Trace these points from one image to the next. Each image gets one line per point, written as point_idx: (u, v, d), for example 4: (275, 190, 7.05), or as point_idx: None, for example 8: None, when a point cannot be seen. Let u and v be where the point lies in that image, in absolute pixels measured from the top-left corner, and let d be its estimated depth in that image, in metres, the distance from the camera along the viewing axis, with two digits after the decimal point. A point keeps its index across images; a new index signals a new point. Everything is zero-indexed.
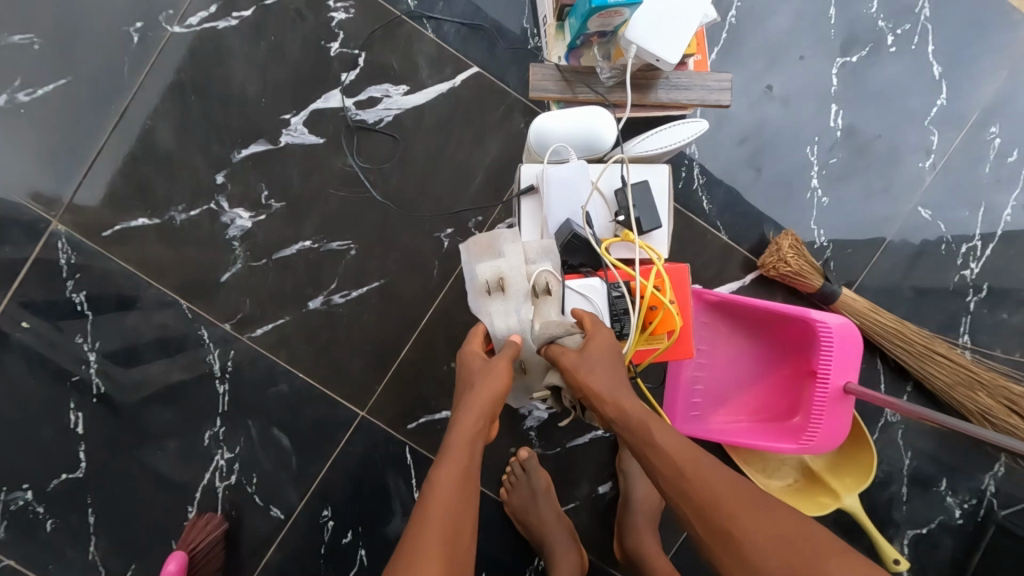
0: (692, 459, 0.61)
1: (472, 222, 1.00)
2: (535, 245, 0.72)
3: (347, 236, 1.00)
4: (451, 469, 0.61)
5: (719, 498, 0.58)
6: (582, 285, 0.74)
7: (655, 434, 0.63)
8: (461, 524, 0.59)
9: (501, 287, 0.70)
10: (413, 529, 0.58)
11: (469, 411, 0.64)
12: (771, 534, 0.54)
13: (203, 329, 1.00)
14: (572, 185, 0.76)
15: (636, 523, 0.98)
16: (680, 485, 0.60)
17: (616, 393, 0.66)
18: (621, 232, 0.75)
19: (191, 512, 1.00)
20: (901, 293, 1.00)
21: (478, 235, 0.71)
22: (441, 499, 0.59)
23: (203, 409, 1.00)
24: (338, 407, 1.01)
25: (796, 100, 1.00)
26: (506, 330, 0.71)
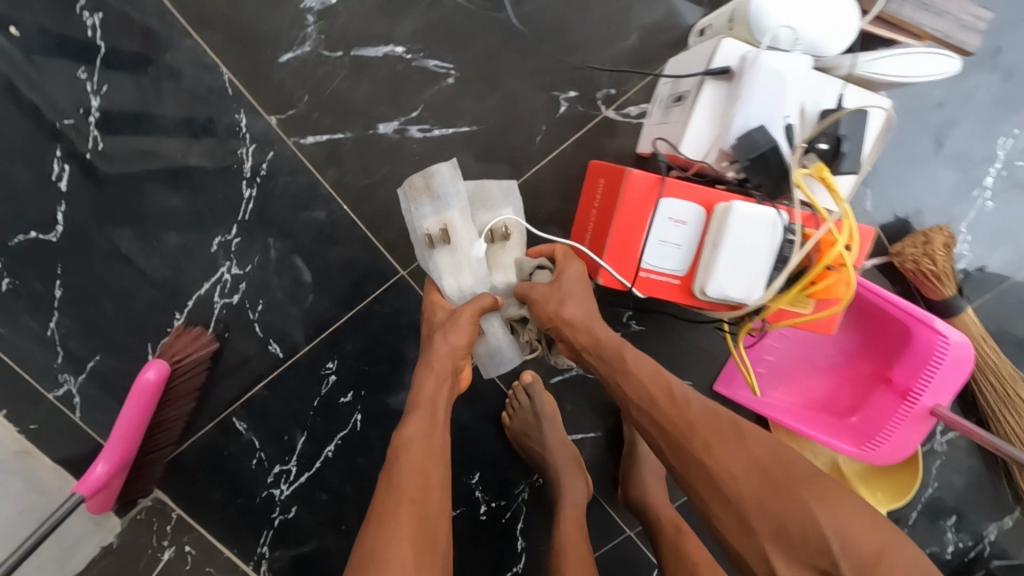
0: (666, 392, 0.65)
1: (601, 92, 0.80)
2: (495, 187, 0.77)
3: (449, 57, 0.79)
4: (418, 425, 0.67)
5: (693, 424, 0.62)
6: (748, 215, 0.57)
7: (627, 361, 0.67)
8: (430, 481, 0.63)
9: (445, 237, 0.74)
10: (387, 492, 0.62)
11: (427, 369, 0.71)
12: (743, 461, 0.59)
13: (241, 114, 0.80)
14: (782, 84, 0.59)
15: (641, 474, 0.90)
16: (653, 412, 0.65)
17: (584, 331, 0.70)
18: (816, 164, 0.59)
19: (178, 321, 0.86)
20: (1014, 331, 0.90)
21: (414, 177, 0.74)
22: (409, 459, 0.64)
23: (219, 209, 0.83)
24: (378, 257, 0.86)
25: (1017, 76, 0.83)
26: (458, 286, 0.76)
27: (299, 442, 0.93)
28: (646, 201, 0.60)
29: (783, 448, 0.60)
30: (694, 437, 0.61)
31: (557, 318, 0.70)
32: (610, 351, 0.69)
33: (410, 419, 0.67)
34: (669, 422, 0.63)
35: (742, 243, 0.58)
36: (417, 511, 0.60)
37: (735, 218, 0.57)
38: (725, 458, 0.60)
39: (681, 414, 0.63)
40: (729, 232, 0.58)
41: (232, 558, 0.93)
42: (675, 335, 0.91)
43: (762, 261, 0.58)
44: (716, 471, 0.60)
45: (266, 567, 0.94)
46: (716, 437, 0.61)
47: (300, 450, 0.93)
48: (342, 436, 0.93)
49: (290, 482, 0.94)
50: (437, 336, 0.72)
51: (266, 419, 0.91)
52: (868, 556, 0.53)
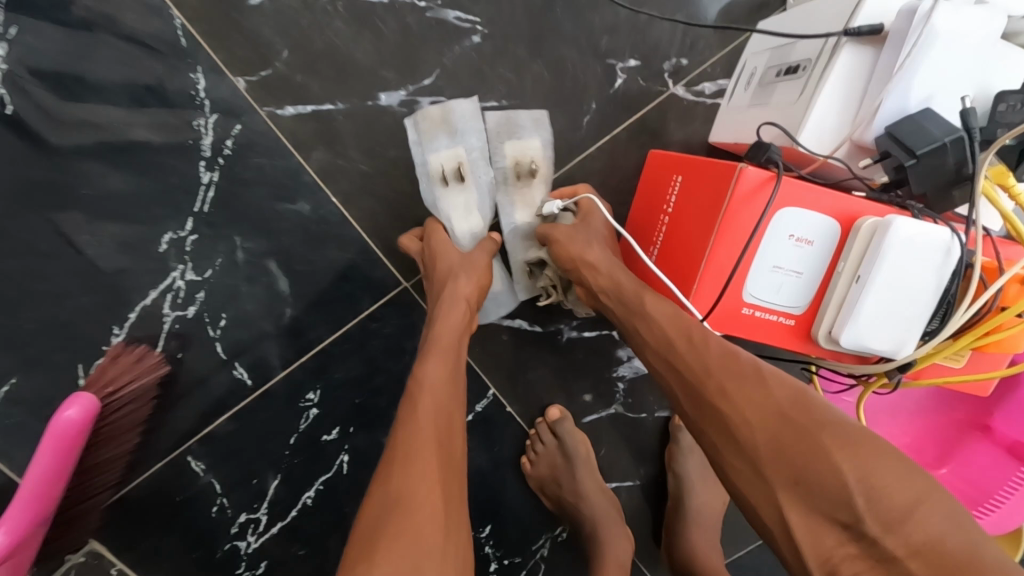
0: (684, 330, 0.45)
1: (669, 63, 0.62)
2: (525, 113, 0.61)
3: (476, 7, 0.60)
4: (437, 367, 0.52)
5: (708, 364, 0.42)
6: (912, 235, 0.40)
7: (646, 300, 0.49)
8: (454, 425, 0.49)
9: (460, 175, 0.60)
10: (401, 428, 0.48)
11: (452, 305, 0.55)
12: (766, 408, 0.38)
13: (201, 73, 0.61)
14: (959, 51, 0.42)
15: (689, 533, 0.74)
16: (667, 354, 0.45)
17: (615, 275, 0.53)
18: (999, 166, 0.42)
19: (115, 337, 0.66)
20: None
21: (429, 107, 0.59)
22: (429, 396, 0.49)
23: (172, 195, 0.64)
24: (376, 263, 0.67)
25: None
26: (471, 231, 0.61)
27: (271, 486, 0.75)
28: (761, 211, 0.42)
29: (808, 390, 0.40)
30: (710, 378, 0.42)
31: (580, 261, 0.55)
32: (631, 297, 0.50)
33: (428, 357, 0.53)
34: (682, 364, 0.44)
35: (900, 276, 0.41)
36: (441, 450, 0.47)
37: (894, 240, 0.40)
38: (744, 404, 0.39)
39: (700, 356, 0.43)
40: (884, 259, 0.40)
41: None
42: None
43: (924, 299, 0.41)
44: (731, 420, 0.39)
45: None
46: (740, 377, 0.41)
47: (272, 496, 0.75)
48: (325, 480, 0.76)
49: (259, 533, 0.76)
50: (446, 293, 0.56)
51: (231, 458, 0.74)
52: (906, 522, 0.32)
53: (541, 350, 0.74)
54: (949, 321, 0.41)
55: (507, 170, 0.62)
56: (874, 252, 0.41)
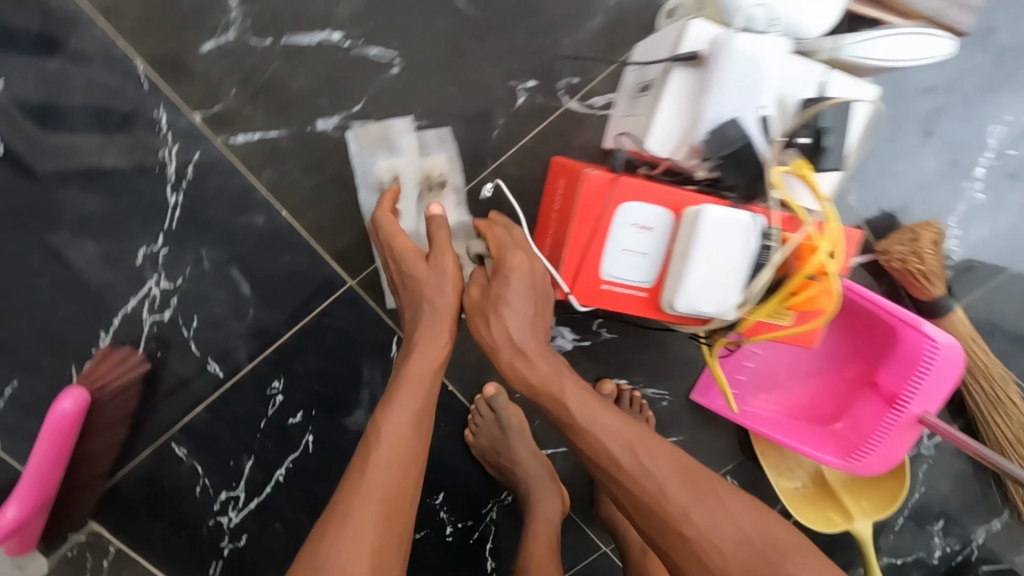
0: (629, 451, 0.57)
1: (563, 81, 0.73)
2: (430, 133, 0.72)
3: (393, 43, 0.71)
4: (404, 419, 0.60)
5: (665, 494, 0.55)
6: (721, 219, 0.51)
7: (571, 401, 0.59)
8: (408, 477, 0.58)
9: (395, 186, 0.72)
10: (355, 482, 0.57)
11: (433, 339, 0.63)
12: (732, 536, 0.54)
13: (162, 109, 0.72)
14: (756, 71, 0.53)
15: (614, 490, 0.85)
16: (620, 477, 0.57)
17: (518, 365, 0.61)
18: (799, 160, 0.53)
19: (102, 341, 0.77)
20: (1003, 329, 0.87)
21: (371, 124, 0.71)
22: (382, 453, 0.58)
23: (143, 215, 0.74)
24: (325, 266, 0.77)
25: (1012, 57, 0.76)
26: (402, 231, 0.73)
27: (246, 466, 0.85)
28: (605, 205, 0.53)
29: (753, 511, 0.55)
30: (672, 506, 0.55)
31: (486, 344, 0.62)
32: (545, 393, 0.60)
33: (397, 398, 0.61)
34: (639, 489, 0.56)
35: (715, 252, 0.51)
36: (385, 505, 0.56)
37: (707, 223, 0.51)
38: (711, 529, 0.54)
39: (654, 481, 0.56)
40: (700, 238, 0.51)
41: None
42: (651, 343, 0.85)
43: (739, 270, 0.52)
44: (700, 549, 0.54)
45: None
46: (698, 505, 0.55)
47: (248, 475, 0.86)
48: (294, 460, 0.86)
49: (239, 509, 0.87)
50: (415, 351, 0.63)
51: (210, 444, 0.84)
52: None
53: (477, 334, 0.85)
54: (759, 280, 0.52)
55: (425, 180, 0.72)
56: (695, 236, 0.51)
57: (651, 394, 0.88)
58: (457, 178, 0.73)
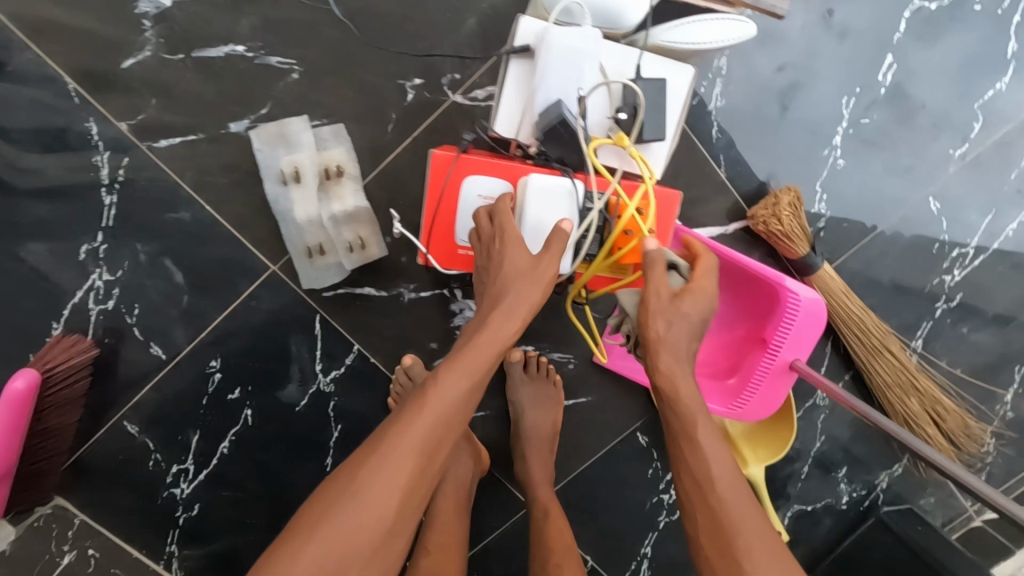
0: (762, 518, 0.54)
1: (446, 78, 0.82)
2: (325, 129, 0.81)
3: (292, 53, 0.80)
4: (457, 390, 0.56)
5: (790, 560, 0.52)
6: (542, 185, 0.60)
7: (701, 432, 0.57)
8: (442, 446, 0.56)
9: (296, 176, 0.80)
10: (394, 434, 0.55)
11: (501, 318, 0.57)
12: None
13: (92, 121, 0.81)
14: (573, 56, 0.61)
15: (524, 449, 0.92)
16: (706, 500, 0.55)
17: (672, 364, 0.58)
18: (619, 133, 0.61)
19: (55, 329, 0.87)
20: (878, 283, 0.94)
21: (268, 124, 0.80)
22: (427, 419, 0.55)
23: (82, 216, 0.84)
24: (248, 253, 0.87)
25: (854, 36, 0.85)
26: (306, 217, 0.82)
27: (193, 440, 0.94)
28: (450, 179, 0.64)
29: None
30: (744, 545, 0.52)
31: (649, 340, 0.57)
32: (686, 411, 0.57)
33: (458, 366, 0.56)
34: (722, 518, 0.54)
35: (543, 215, 0.61)
36: (415, 473, 0.54)
37: (531, 189, 0.61)
38: None
39: (752, 527, 0.53)
40: (528, 203, 0.61)
41: (140, 558, 0.95)
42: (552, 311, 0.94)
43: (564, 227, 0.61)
44: None
45: (178, 565, 0.96)
46: (773, 556, 0.52)
47: (195, 448, 0.95)
48: (236, 432, 0.95)
49: (189, 480, 0.96)
50: (489, 319, 0.57)
51: (160, 420, 0.93)
52: None
53: None
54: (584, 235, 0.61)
55: (323, 170, 0.81)
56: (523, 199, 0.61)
57: (557, 358, 0.98)
58: (353, 167, 0.82)
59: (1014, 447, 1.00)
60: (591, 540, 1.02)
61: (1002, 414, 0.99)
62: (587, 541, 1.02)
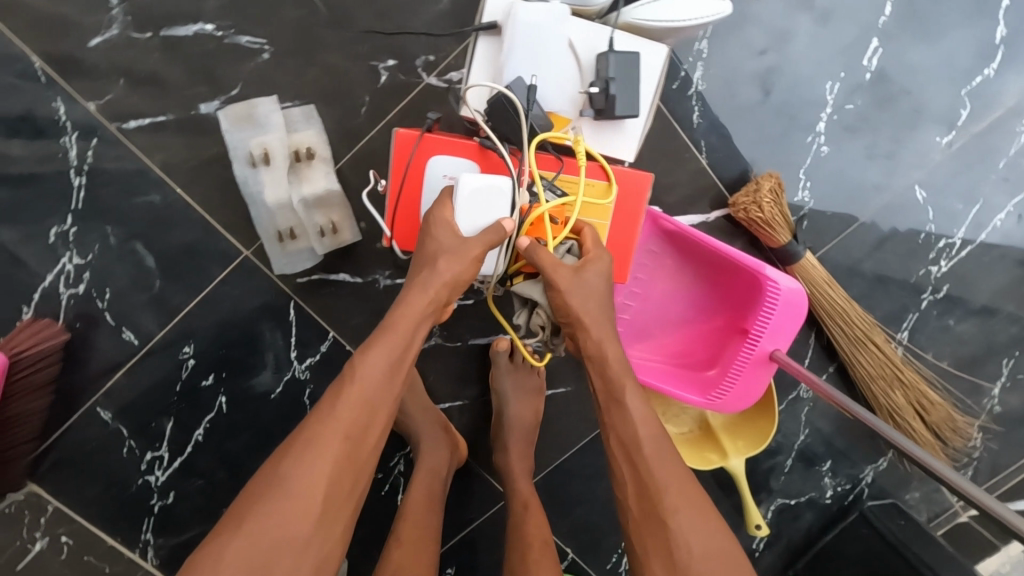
0: (675, 475, 0.62)
1: (420, 60, 0.80)
2: (296, 110, 0.80)
3: (262, 32, 0.79)
4: (380, 361, 0.60)
5: (705, 508, 0.61)
6: (476, 187, 0.59)
7: (627, 395, 0.64)
8: (373, 419, 0.59)
9: (265, 158, 0.79)
10: (323, 413, 0.59)
11: (418, 293, 0.61)
12: (701, 537, 0.59)
13: (60, 102, 0.79)
14: (540, 32, 0.60)
15: (506, 441, 0.91)
16: (633, 460, 0.62)
17: (600, 334, 0.64)
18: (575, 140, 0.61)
19: (26, 314, 0.85)
20: (862, 274, 0.92)
21: (237, 103, 0.79)
22: (354, 394, 0.58)
23: (48, 198, 0.82)
24: (219, 237, 0.85)
25: (837, 18, 0.83)
26: (276, 199, 0.81)
27: (166, 427, 0.93)
28: (414, 157, 0.64)
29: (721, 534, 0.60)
30: (666, 499, 0.60)
31: (570, 314, 0.63)
32: (612, 374, 0.64)
33: (380, 343, 0.60)
34: (646, 475, 0.61)
35: (476, 197, 0.60)
36: (347, 446, 0.58)
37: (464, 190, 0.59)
38: (689, 532, 0.59)
39: (667, 481, 0.61)
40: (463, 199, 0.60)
41: (114, 546, 0.94)
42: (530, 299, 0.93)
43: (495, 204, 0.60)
44: (672, 537, 0.59)
45: (153, 553, 0.95)
46: (689, 507, 0.60)
47: (169, 436, 0.94)
48: (209, 420, 0.94)
49: (164, 468, 0.94)
50: (409, 295, 0.61)
51: (133, 406, 0.92)
52: None
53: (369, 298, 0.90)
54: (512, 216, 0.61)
55: (294, 152, 0.81)
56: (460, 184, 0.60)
57: None
58: (324, 150, 0.81)
59: (1000, 442, 0.98)
60: (570, 532, 1.00)
61: (989, 408, 0.97)
62: (564, 533, 1.01)
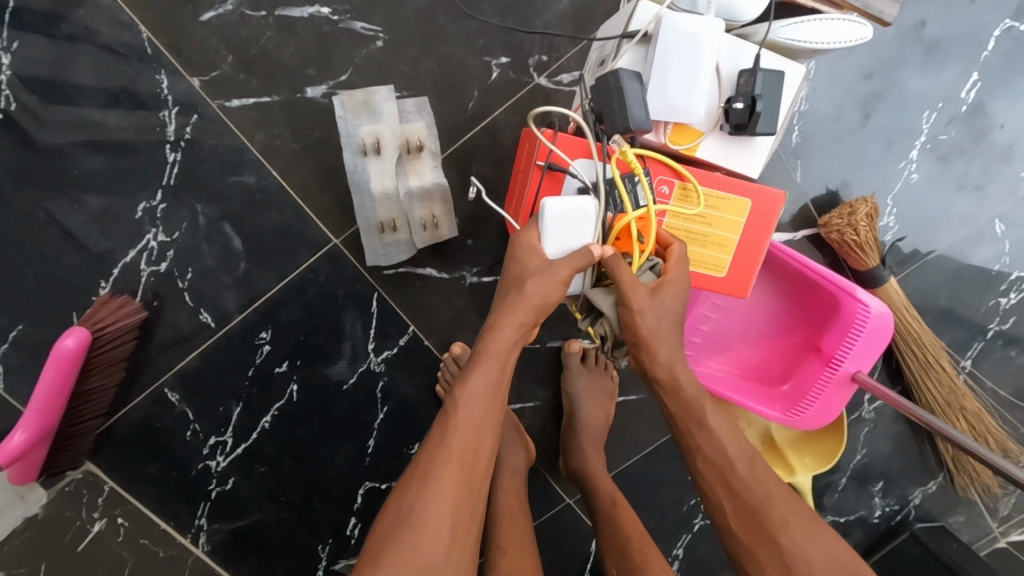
0: (771, 489, 0.61)
1: (533, 60, 0.83)
2: (409, 102, 0.81)
3: (378, 20, 0.80)
4: (480, 385, 0.59)
5: (812, 518, 0.60)
6: (560, 209, 0.59)
7: (709, 416, 0.64)
8: (484, 445, 0.58)
9: (377, 147, 0.79)
10: (434, 446, 0.58)
11: (508, 317, 0.60)
12: (820, 549, 0.58)
13: (163, 75, 0.79)
14: (692, 42, 0.60)
15: (579, 443, 0.90)
16: (728, 480, 0.63)
17: (672, 357, 0.64)
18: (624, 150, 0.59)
19: (104, 289, 0.82)
20: (935, 301, 0.94)
21: (353, 91, 0.79)
22: (462, 420, 0.57)
23: (143, 172, 0.81)
24: (310, 224, 0.85)
25: (943, 50, 0.86)
26: (382, 189, 0.81)
27: (234, 413, 0.89)
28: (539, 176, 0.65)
29: (835, 546, 0.59)
30: (773, 514, 0.60)
31: (641, 335, 0.62)
32: (688, 396, 0.65)
33: (477, 372, 0.59)
34: (745, 492, 0.62)
35: (564, 220, 0.60)
36: (463, 474, 0.57)
37: (549, 213, 0.59)
38: (805, 544, 0.58)
39: (767, 494, 0.61)
40: (549, 223, 0.60)
41: (168, 530, 0.89)
42: None
43: (584, 220, 0.60)
44: (789, 549, 0.58)
45: (205, 539, 0.90)
46: (797, 520, 0.60)
47: (236, 420, 0.90)
48: (279, 408, 0.90)
49: (226, 454, 0.90)
50: (503, 320, 0.60)
51: (201, 388, 0.88)
52: None
53: (451, 293, 0.89)
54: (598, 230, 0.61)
55: (405, 144, 0.81)
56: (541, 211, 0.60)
57: None
58: (432, 143, 0.82)
59: None
60: None
61: None
62: None
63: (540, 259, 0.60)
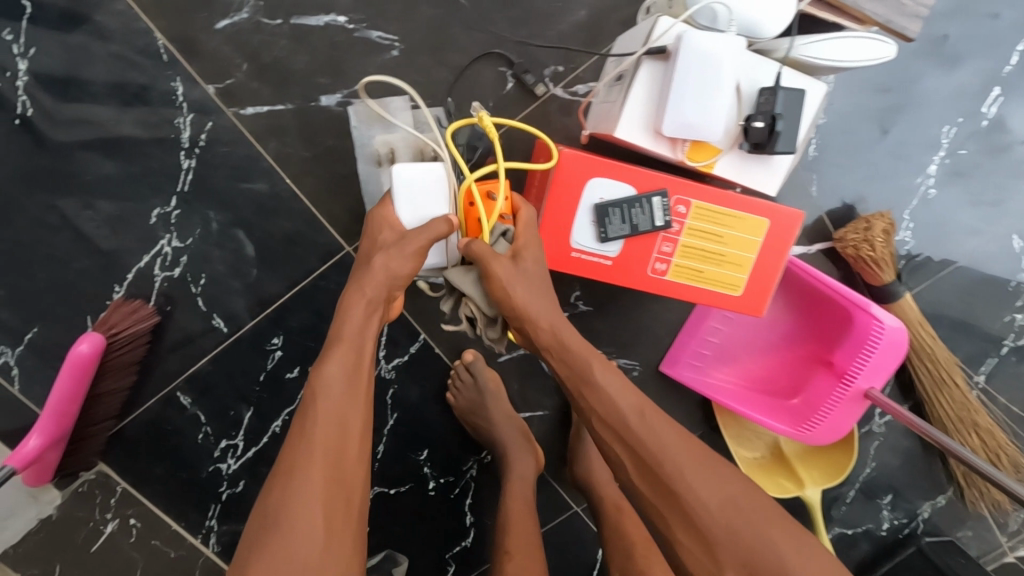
0: (657, 434, 0.59)
1: (548, 70, 0.82)
2: (425, 113, 0.80)
3: (393, 29, 0.80)
4: (337, 367, 0.60)
5: (706, 464, 0.59)
6: (407, 174, 0.62)
7: (598, 374, 0.62)
8: (352, 426, 0.59)
9: (390, 156, 0.76)
10: (299, 440, 0.58)
11: (355, 297, 0.62)
12: (724, 499, 0.57)
13: (177, 82, 0.79)
14: (712, 59, 0.59)
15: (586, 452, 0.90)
16: (624, 437, 0.60)
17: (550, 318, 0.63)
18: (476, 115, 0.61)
19: (117, 294, 0.83)
20: (948, 316, 0.93)
21: (369, 102, 0.79)
22: (322, 405, 0.58)
23: (157, 178, 0.81)
24: (322, 231, 0.85)
25: (964, 64, 0.85)
26: None
27: (245, 417, 0.90)
28: None
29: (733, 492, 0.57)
30: (667, 466, 0.58)
31: (515, 305, 0.61)
32: (580, 357, 0.63)
33: (331, 357, 0.60)
34: (642, 447, 0.59)
35: (414, 185, 0.63)
36: (330, 459, 0.57)
37: (398, 180, 0.63)
38: (701, 492, 0.57)
39: (657, 442, 0.59)
40: (400, 189, 0.63)
41: (178, 531, 0.90)
42: (621, 315, 0.94)
43: (438, 189, 0.63)
44: (690, 504, 0.57)
45: (214, 540, 0.91)
46: (694, 467, 0.58)
47: (246, 424, 0.90)
48: (289, 413, 0.91)
49: (237, 456, 0.91)
50: (353, 306, 0.62)
51: (212, 391, 0.88)
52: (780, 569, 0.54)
53: None
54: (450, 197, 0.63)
55: (419, 153, 0.77)
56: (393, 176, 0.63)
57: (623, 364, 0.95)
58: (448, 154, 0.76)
59: None
60: None
61: None
62: None
63: (393, 229, 0.63)
